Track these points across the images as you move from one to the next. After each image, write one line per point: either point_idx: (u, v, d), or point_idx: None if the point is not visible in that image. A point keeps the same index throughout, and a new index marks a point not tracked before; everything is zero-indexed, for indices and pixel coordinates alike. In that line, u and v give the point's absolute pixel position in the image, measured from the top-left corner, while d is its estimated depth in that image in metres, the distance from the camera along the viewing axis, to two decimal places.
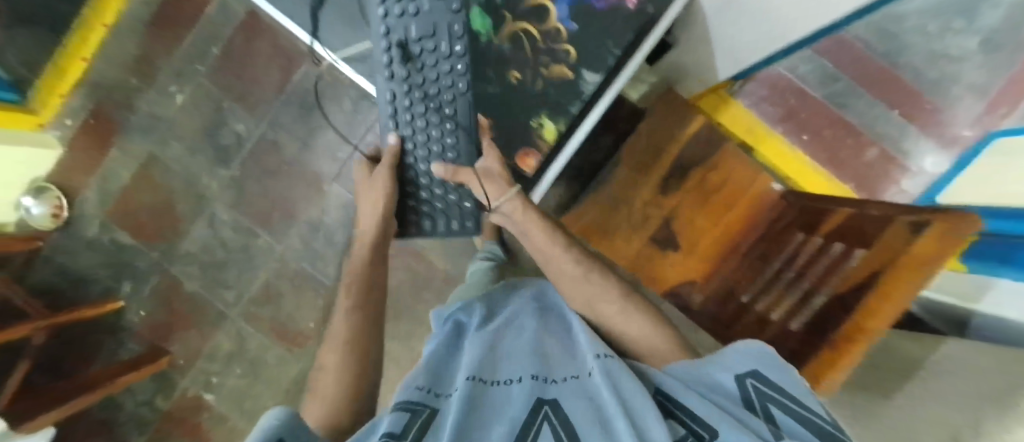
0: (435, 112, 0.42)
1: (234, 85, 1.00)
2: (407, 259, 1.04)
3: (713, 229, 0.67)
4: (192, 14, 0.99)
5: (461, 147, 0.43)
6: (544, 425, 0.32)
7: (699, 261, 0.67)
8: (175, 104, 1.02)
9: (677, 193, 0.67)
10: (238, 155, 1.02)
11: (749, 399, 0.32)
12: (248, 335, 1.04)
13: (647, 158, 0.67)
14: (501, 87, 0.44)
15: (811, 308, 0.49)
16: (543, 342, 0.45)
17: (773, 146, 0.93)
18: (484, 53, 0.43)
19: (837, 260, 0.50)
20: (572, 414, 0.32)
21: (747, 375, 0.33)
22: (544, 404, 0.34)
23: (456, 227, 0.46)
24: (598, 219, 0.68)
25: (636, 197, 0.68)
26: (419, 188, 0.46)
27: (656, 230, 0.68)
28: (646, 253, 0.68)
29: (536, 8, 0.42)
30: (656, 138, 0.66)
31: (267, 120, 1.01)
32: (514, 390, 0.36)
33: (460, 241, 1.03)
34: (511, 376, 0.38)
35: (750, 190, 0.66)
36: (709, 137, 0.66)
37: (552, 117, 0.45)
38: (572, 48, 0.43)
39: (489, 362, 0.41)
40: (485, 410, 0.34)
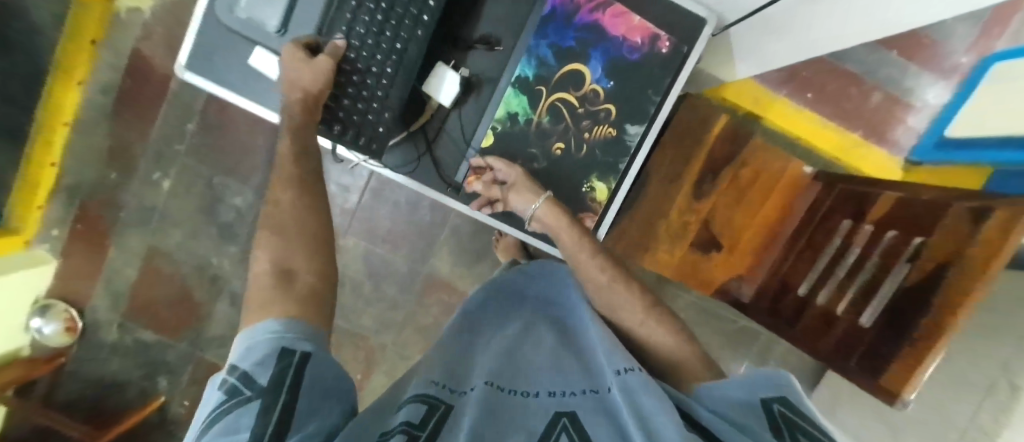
0: (395, 21, 0.39)
1: (221, 158, 0.95)
2: (440, 294, 1.02)
3: (752, 222, 0.67)
4: (157, 93, 0.93)
5: (404, 66, 0.39)
6: (562, 435, 0.28)
7: (742, 257, 0.68)
8: (162, 191, 0.96)
9: (712, 194, 0.66)
10: (243, 228, 0.98)
11: (773, 425, 0.27)
12: None
13: (678, 166, 0.66)
14: (546, 160, 0.43)
15: (879, 301, 0.49)
16: (564, 355, 0.41)
17: (780, 112, 0.94)
18: (524, 131, 0.42)
19: (894, 247, 0.50)
20: (595, 429, 0.28)
21: (774, 401, 0.29)
22: (562, 416, 0.30)
23: (361, 142, 0.40)
24: (638, 236, 0.67)
25: (672, 207, 0.67)
26: (341, 92, 0.40)
27: (696, 235, 0.67)
28: (690, 259, 0.68)
29: (569, 76, 0.41)
30: (681, 145, 0.66)
31: (264, 187, 0.97)
32: (535, 403, 0.32)
33: (488, 265, 1.02)
34: (530, 389, 0.35)
35: (783, 179, 0.66)
36: (733, 136, 0.66)
37: (602, 178, 0.44)
38: (612, 106, 0.42)
39: (511, 373, 0.37)
40: (499, 415, 0.30)
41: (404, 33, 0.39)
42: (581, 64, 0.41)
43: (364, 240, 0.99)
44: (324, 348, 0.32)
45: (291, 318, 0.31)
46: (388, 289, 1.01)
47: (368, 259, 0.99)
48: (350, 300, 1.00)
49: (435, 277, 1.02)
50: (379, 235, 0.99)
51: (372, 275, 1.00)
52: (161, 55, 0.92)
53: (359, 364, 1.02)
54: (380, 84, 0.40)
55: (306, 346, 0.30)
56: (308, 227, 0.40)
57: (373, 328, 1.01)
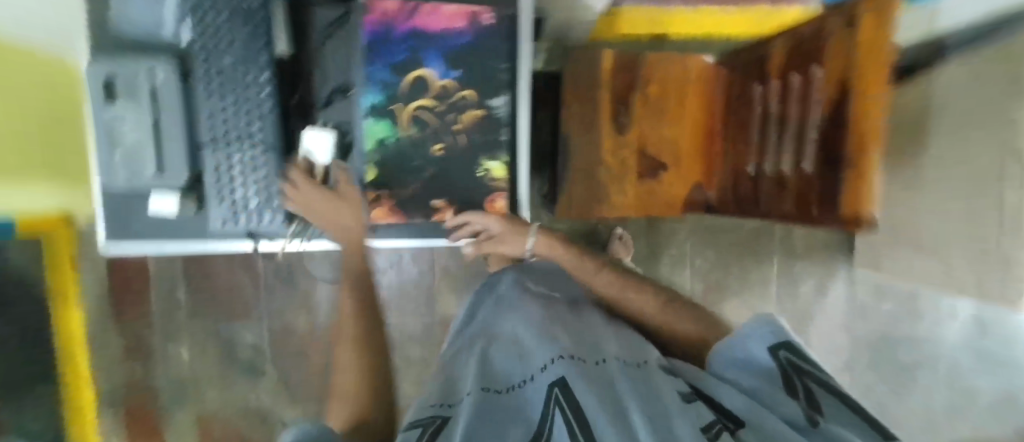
0: (242, 115, 0.43)
1: (217, 308, 0.98)
2: None
3: (682, 131, 0.66)
4: (141, 278, 0.98)
5: (268, 150, 0.44)
6: (556, 411, 0.27)
7: (688, 167, 0.68)
8: (184, 360, 1.01)
9: (633, 124, 0.66)
10: (265, 361, 1.00)
11: (784, 373, 0.30)
12: None
13: (588, 115, 0.66)
14: (433, 164, 0.44)
15: (810, 145, 0.48)
16: (551, 329, 0.40)
17: (681, 21, 0.88)
18: (400, 150, 0.43)
19: (803, 88, 0.50)
20: (584, 395, 0.27)
21: (780, 347, 0.32)
22: (555, 387, 0.29)
23: (261, 221, 0.45)
24: (584, 194, 0.68)
25: (602, 152, 0.67)
26: (226, 191, 0.44)
27: (638, 166, 0.67)
28: (643, 190, 0.68)
29: (415, 84, 0.42)
30: (581, 95, 0.66)
31: (265, 316, 0.98)
32: (527, 391, 0.32)
33: None
34: (519, 375, 0.34)
35: (691, 77, 0.65)
36: (626, 63, 0.64)
37: (492, 157, 0.45)
38: (468, 91, 0.44)
39: (507, 368, 0.37)
40: (485, 410, 0.29)
41: (254, 124, 0.43)
42: (421, 69, 0.42)
43: (372, 319, 1.00)
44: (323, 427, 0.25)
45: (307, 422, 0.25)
46: (415, 352, 1.02)
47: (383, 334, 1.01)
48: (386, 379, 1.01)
49: (450, 318, 1.02)
50: (382, 308, 1.00)
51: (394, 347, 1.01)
52: None
53: None
54: (254, 171, 0.44)
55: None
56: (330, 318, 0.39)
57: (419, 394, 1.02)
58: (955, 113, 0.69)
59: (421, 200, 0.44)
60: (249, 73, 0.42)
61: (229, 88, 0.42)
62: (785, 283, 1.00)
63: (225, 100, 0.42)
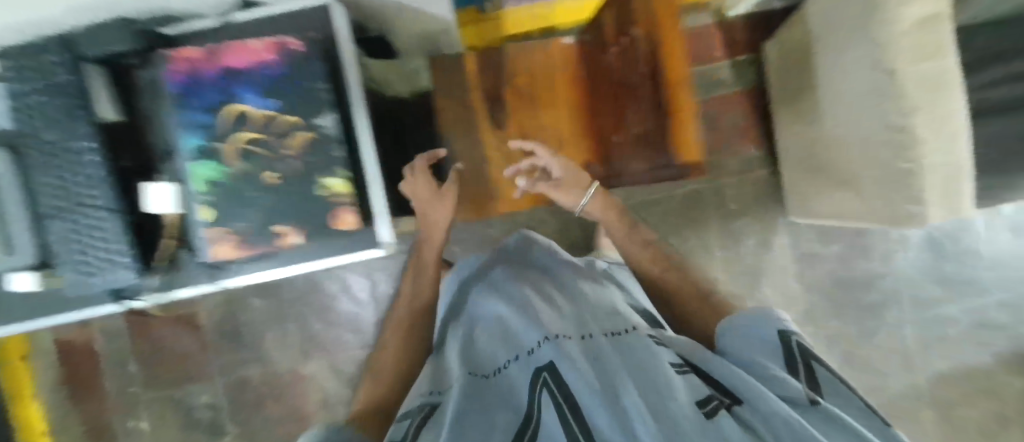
0: (76, 182, 0.43)
1: (170, 374, 1.00)
2: None
3: (559, 113, 0.67)
4: (90, 359, 1.00)
5: (106, 212, 0.44)
6: (543, 390, 0.36)
7: (573, 149, 0.69)
8: (144, 432, 1.02)
9: (509, 116, 0.67)
10: (225, 418, 1.02)
11: (792, 353, 0.37)
12: None
13: (463, 115, 0.66)
14: (270, 193, 0.44)
15: (647, 104, 0.49)
16: (534, 307, 0.48)
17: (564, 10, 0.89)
18: (232, 186, 0.44)
19: (629, 49, 0.50)
20: (568, 380, 0.35)
21: (790, 333, 0.39)
22: (542, 372, 0.37)
23: (115, 280, 0.46)
24: (476, 193, 0.68)
25: (485, 149, 0.67)
26: (74, 256, 0.44)
27: (523, 157, 0.68)
28: (537, 180, 0.69)
29: (236, 119, 0.43)
30: (453, 97, 0.65)
31: (219, 372, 1.01)
32: (510, 373, 0.42)
33: None
34: (510, 357, 0.44)
35: (554, 61, 0.66)
36: (488, 60, 0.65)
37: (331, 174, 0.46)
38: (292, 116, 0.44)
39: (495, 351, 0.47)
40: (481, 397, 0.40)
41: (89, 189, 0.43)
42: (239, 104, 0.43)
43: (324, 359, 1.02)
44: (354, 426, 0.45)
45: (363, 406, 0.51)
46: None
47: (337, 371, 1.02)
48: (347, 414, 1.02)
49: None
50: (331, 345, 1.01)
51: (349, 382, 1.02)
52: (72, 330, 0.99)
53: None
54: (97, 233, 0.44)
55: None
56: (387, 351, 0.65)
57: None
58: (835, 43, 0.68)
59: (264, 230, 0.45)
60: (74, 140, 0.42)
61: (58, 158, 0.43)
62: (728, 243, 0.98)
63: (57, 170, 0.43)
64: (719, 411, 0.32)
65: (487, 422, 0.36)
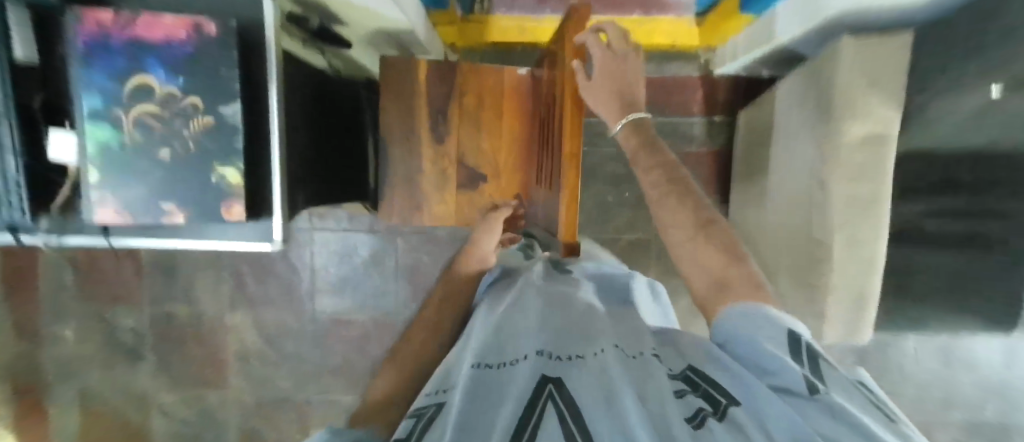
0: None
1: (103, 293, 1.06)
2: (333, 331, 1.06)
3: (501, 142, 0.67)
4: (29, 262, 1.05)
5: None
6: (548, 407, 0.23)
7: (508, 180, 0.69)
8: (70, 340, 1.08)
9: (450, 135, 0.67)
10: (146, 346, 1.08)
11: (797, 348, 0.27)
12: None
13: (405, 122, 0.66)
14: (162, 169, 0.45)
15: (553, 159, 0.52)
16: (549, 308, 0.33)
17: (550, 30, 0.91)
18: (123, 154, 0.44)
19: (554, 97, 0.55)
20: (581, 396, 0.23)
21: (799, 336, 0.28)
22: (547, 383, 0.24)
23: None
24: (404, 201, 0.69)
25: (421, 160, 0.67)
26: None
27: (457, 177, 0.68)
28: (465, 199, 0.69)
29: (138, 90, 0.43)
30: (399, 102, 0.65)
31: (148, 303, 1.06)
32: (519, 369, 0.26)
33: (366, 288, 1.04)
34: (517, 354, 0.28)
35: (505, 90, 0.66)
36: (438, 73, 0.65)
37: (228, 163, 0.46)
38: (197, 98, 0.44)
39: (498, 345, 0.31)
40: (476, 406, 0.24)
41: None
42: (144, 77, 0.43)
43: (248, 313, 1.06)
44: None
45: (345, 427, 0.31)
46: (287, 345, 1.07)
47: (258, 328, 1.06)
48: (260, 369, 1.08)
49: (323, 317, 1.06)
50: (257, 302, 1.05)
51: (268, 340, 1.07)
52: None
53: (292, 425, 1.09)
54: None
55: None
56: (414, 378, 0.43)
57: (290, 386, 1.07)
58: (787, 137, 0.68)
59: (150, 203, 0.45)
60: None
61: None
62: None
63: None
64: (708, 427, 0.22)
65: (484, 426, 0.23)
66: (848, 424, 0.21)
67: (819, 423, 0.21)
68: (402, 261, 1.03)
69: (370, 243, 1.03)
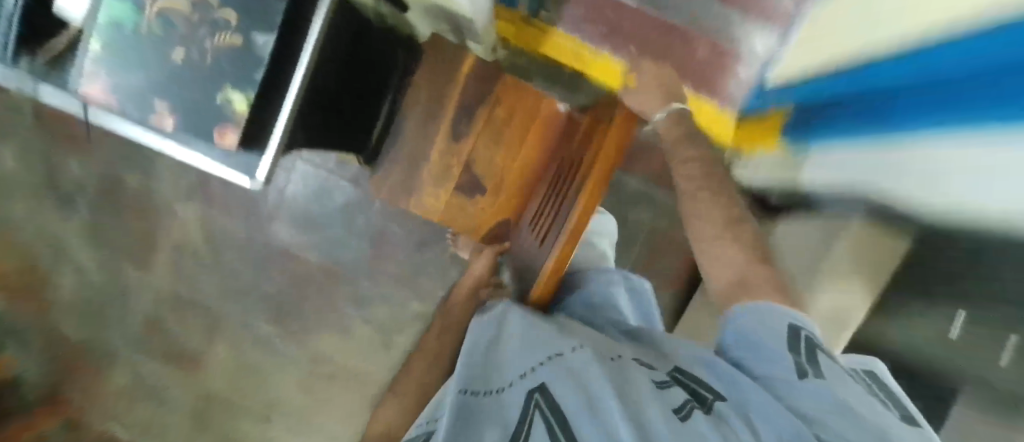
0: None
1: (56, 130, 0.98)
2: (278, 260, 1.03)
3: (514, 162, 0.66)
4: None
5: None
6: (536, 414, 0.37)
7: (507, 200, 0.68)
8: (4, 162, 1.00)
9: (469, 136, 0.65)
10: (82, 199, 1.01)
11: (799, 341, 0.39)
12: (143, 367, 1.07)
13: (431, 106, 0.65)
14: (169, 68, 0.42)
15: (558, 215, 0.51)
16: (531, 328, 0.48)
17: (602, 68, 0.92)
18: (134, 38, 0.41)
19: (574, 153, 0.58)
20: (559, 397, 0.37)
21: (798, 328, 0.40)
22: (535, 393, 0.38)
23: None
24: (401, 179, 0.68)
25: (431, 149, 0.66)
26: None
27: (460, 178, 0.67)
28: (458, 202, 0.68)
29: None
30: (433, 86, 0.64)
31: (100, 158, 0.99)
32: (507, 393, 0.41)
33: (327, 232, 1.02)
34: (505, 380, 0.43)
35: (538, 116, 0.65)
36: (483, 73, 0.64)
37: (239, 87, 0.42)
38: (231, 13, 0.41)
39: (486, 373, 0.46)
40: (475, 421, 0.39)
41: None
42: None
43: (200, 209, 1.01)
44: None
45: None
46: (227, 255, 1.03)
47: (204, 227, 1.02)
48: (190, 267, 1.03)
49: (274, 243, 1.02)
50: (214, 203, 1.01)
51: (210, 243, 1.02)
52: None
53: (202, 332, 1.06)
54: None
55: None
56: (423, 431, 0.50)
57: (215, 295, 1.04)
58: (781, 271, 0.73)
59: (142, 96, 0.42)
60: None
61: None
62: None
63: None
64: (691, 417, 0.34)
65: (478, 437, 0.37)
66: (818, 402, 0.33)
67: (803, 405, 0.34)
68: (372, 222, 1.01)
69: (349, 192, 1.00)
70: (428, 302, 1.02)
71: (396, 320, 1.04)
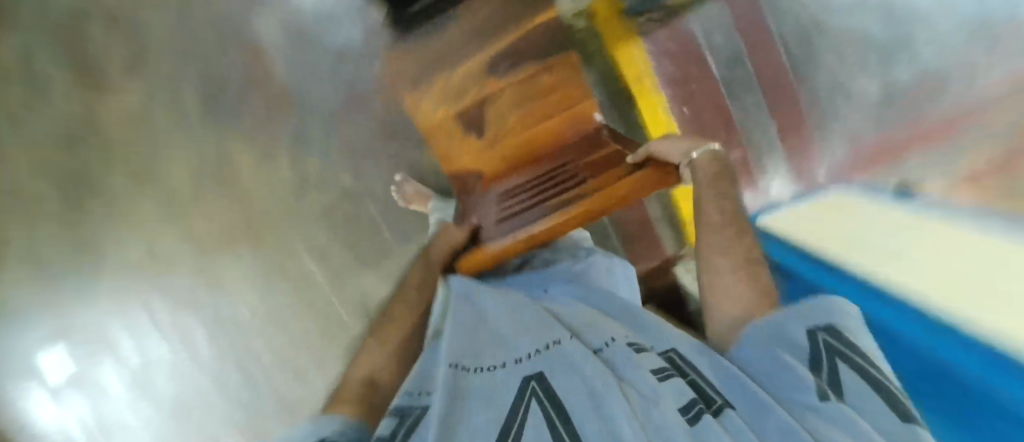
0: None
1: None
2: (243, 48, 0.91)
3: (522, 131, 0.65)
4: None
5: None
6: (531, 401, 0.30)
7: (492, 159, 0.67)
8: None
9: (502, 79, 0.62)
10: None
11: (818, 352, 0.31)
12: (37, 53, 0.91)
13: (489, 26, 0.61)
14: None
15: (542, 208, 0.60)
16: (521, 317, 0.44)
17: (648, 102, 0.95)
18: None
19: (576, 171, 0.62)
20: (561, 394, 0.30)
21: (821, 329, 0.32)
22: (529, 381, 0.32)
23: None
24: (412, 68, 0.63)
25: (461, 63, 0.62)
26: None
27: (467, 107, 0.64)
28: (452, 128, 0.65)
29: None
30: (506, 12, 0.61)
31: None
32: (495, 374, 0.35)
33: (311, 54, 0.90)
34: (495, 361, 0.37)
35: (571, 107, 0.64)
36: (553, 33, 0.62)
37: None
38: None
39: (479, 350, 0.40)
40: (474, 402, 0.32)
41: None
42: None
43: None
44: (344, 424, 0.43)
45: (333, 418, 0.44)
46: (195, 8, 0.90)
47: None
48: None
49: (250, 28, 0.90)
50: None
51: None
52: None
53: (120, 62, 0.92)
54: None
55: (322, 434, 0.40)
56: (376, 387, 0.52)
57: (157, 36, 0.91)
58: None
59: None
60: None
61: None
62: None
63: None
64: (702, 414, 0.27)
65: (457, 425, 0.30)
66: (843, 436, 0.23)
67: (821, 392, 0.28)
68: (360, 76, 0.91)
69: (353, 34, 0.89)
70: (361, 183, 0.96)
71: (326, 180, 0.96)
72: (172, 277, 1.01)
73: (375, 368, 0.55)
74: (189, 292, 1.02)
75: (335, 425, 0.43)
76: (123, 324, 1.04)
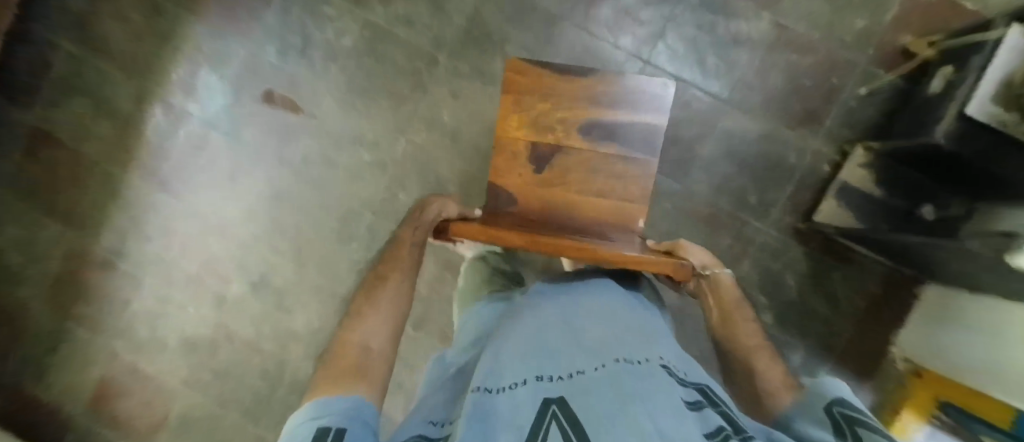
0: None
1: None
2: (696, 116, 0.93)
3: (566, 191, 0.68)
4: None
5: None
6: (550, 424, 0.24)
7: (533, 195, 0.68)
8: None
9: (579, 138, 0.69)
10: None
11: (838, 423, 0.32)
12: None
13: (603, 99, 0.69)
14: None
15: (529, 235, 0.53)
16: (546, 335, 0.39)
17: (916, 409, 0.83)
18: None
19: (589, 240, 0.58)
20: (579, 413, 0.24)
21: (834, 407, 0.35)
22: (553, 404, 0.26)
23: None
24: (533, 82, 0.69)
25: (563, 104, 0.69)
26: None
27: (545, 143, 0.69)
28: (524, 152, 0.70)
29: None
30: (624, 95, 0.69)
31: None
32: (517, 391, 0.29)
33: (729, 169, 0.93)
34: (517, 379, 0.31)
35: (621, 201, 0.68)
36: (651, 135, 0.68)
37: None
38: None
39: (502, 368, 0.34)
40: (483, 424, 0.26)
41: None
42: None
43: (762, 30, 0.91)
44: (372, 426, 0.31)
45: (323, 400, 0.31)
46: (707, 58, 0.92)
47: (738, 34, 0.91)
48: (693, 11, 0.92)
49: (717, 110, 0.93)
50: (767, 48, 0.91)
51: (721, 41, 0.92)
52: None
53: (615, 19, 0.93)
54: None
55: (344, 427, 0.28)
56: (379, 333, 0.42)
57: (660, 39, 0.93)
58: None
59: None
60: None
61: None
62: None
63: None
64: None
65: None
66: None
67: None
68: (741, 216, 0.94)
69: (770, 194, 0.93)
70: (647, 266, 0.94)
71: None
72: (442, 161, 0.96)
73: (370, 337, 0.41)
74: (435, 182, 0.96)
75: (352, 410, 0.30)
76: (359, 140, 0.96)
